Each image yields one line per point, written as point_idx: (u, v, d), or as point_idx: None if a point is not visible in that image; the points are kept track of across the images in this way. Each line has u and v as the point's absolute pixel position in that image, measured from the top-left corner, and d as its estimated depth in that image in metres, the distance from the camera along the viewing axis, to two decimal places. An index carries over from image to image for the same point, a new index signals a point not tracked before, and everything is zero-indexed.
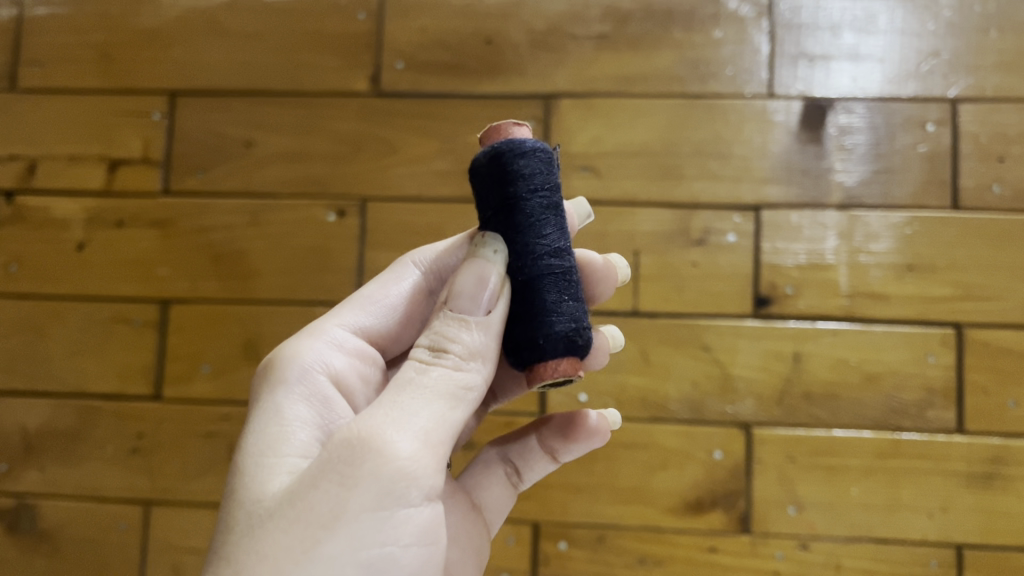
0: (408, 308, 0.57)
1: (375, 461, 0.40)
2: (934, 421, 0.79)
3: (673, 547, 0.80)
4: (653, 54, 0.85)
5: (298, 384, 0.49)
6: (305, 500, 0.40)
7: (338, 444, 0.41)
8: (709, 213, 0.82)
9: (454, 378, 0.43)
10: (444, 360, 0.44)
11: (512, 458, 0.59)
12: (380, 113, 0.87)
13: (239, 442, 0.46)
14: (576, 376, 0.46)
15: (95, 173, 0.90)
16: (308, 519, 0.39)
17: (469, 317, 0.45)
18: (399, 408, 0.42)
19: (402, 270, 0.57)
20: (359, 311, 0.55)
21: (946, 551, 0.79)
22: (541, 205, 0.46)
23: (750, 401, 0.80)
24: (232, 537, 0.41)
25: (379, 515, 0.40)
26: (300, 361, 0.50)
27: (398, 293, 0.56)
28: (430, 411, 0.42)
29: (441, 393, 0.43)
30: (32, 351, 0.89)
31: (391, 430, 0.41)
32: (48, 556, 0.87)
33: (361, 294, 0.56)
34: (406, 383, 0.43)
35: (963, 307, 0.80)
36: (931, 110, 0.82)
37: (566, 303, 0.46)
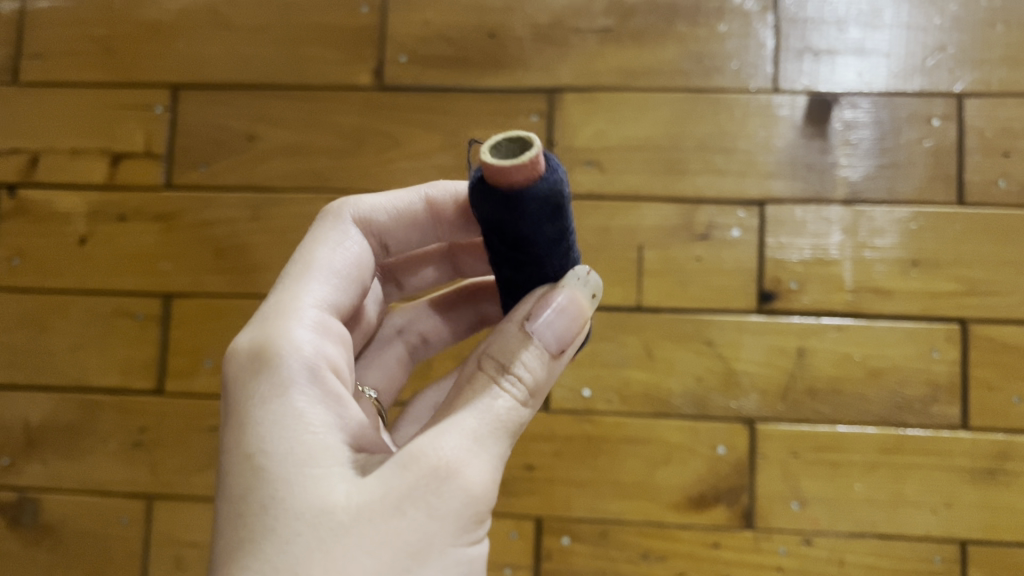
0: (361, 271, 0.52)
1: (461, 496, 0.39)
2: (938, 416, 0.79)
3: (676, 542, 0.80)
4: (657, 49, 0.85)
5: (309, 383, 0.43)
6: (390, 523, 0.38)
7: (425, 468, 0.39)
8: (713, 208, 0.82)
9: (520, 413, 0.43)
10: (517, 388, 0.43)
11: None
12: (383, 106, 0.86)
13: (267, 448, 0.40)
14: None
15: (97, 166, 0.90)
16: (395, 545, 0.37)
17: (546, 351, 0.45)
18: (479, 438, 0.41)
19: (348, 233, 0.53)
20: (324, 285, 0.49)
21: (950, 547, 0.78)
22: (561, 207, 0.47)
23: (754, 396, 0.80)
24: (298, 555, 0.36)
25: (458, 550, 0.39)
26: (301, 354, 0.44)
27: (349, 258, 0.51)
28: (500, 447, 0.42)
29: (509, 428, 0.43)
30: (34, 344, 0.88)
31: (475, 463, 0.40)
32: (50, 550, 0.87)
33: (318, 261, 0.50)
34: (487, 409, 0.42)
35: (967, 303, 0.80)
36: (936, 105, 0.82)
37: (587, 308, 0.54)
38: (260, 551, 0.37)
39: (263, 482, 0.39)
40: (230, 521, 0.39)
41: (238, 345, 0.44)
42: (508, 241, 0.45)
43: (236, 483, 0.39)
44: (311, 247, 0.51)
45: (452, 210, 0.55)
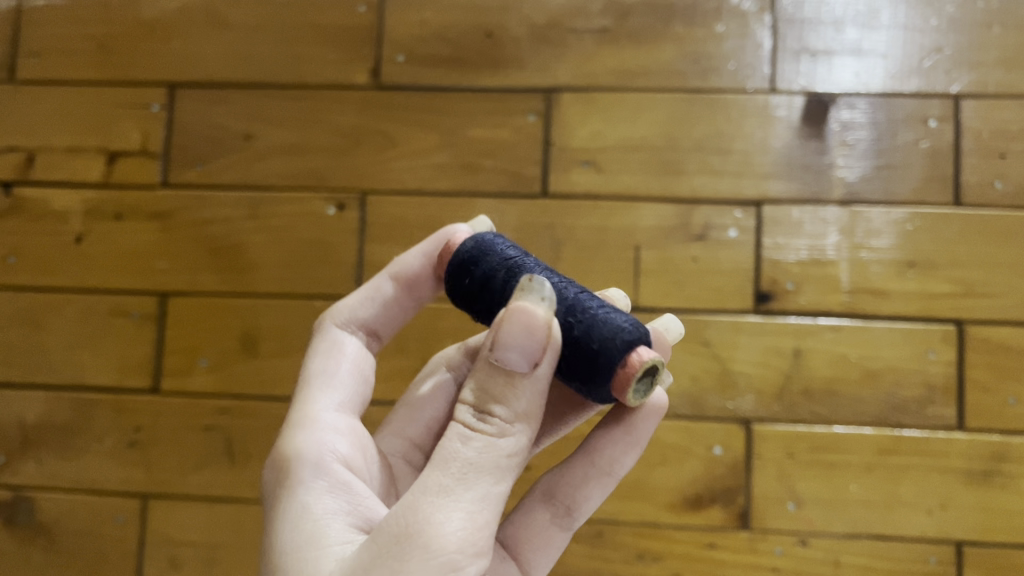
0: (361, 365, 0.56)
1: (426, 552, 0.39)
2: (934, 417, 0.79)
3: (671, 543, 0.80)
4: (655, 49, 0.85)
5: (316, 479, 0.48)
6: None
7: (387, 536, 0.40)
8: (710, 209, 0.82)
9: (495, 450, 0.42)
10: (488, 425, 0.43)
11: (560, 496, 0.53)
12: (380, 105, 0.86)
13: (273, 544, 0.45)
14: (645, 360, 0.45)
15: (94, 165, 0.90)
16: None
17: (516, 372, 0.43)
18: (446, 488, 0.41)
19: (338, 336, 0.57)
20: (329, 389, 0.53)
21: (945, 548, 0.79)
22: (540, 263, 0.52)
23: (750, 397, 0.80)
24: None
25: None
26: (309, 455, 0.49)
27: (344, 360, 0.55)
28: (477, 489, 0.41)
29: (484, 467, 0.42)
30: (29, 343, 0.88)
31: (441, 515, 0.40)
32: (45, 549, 0.87)
33: (315, 370, 0.55)
34: (450, 457, 0.42)
35: (963, 304, 0.80)
36: (933, 106, 0.82)
37: (607, 306, 0.48)
38: None
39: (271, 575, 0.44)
40: None
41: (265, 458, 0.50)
42: (475, 293, 0.51)
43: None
44: (310, 358, 0.56)
45: (419, 274, 0.60)
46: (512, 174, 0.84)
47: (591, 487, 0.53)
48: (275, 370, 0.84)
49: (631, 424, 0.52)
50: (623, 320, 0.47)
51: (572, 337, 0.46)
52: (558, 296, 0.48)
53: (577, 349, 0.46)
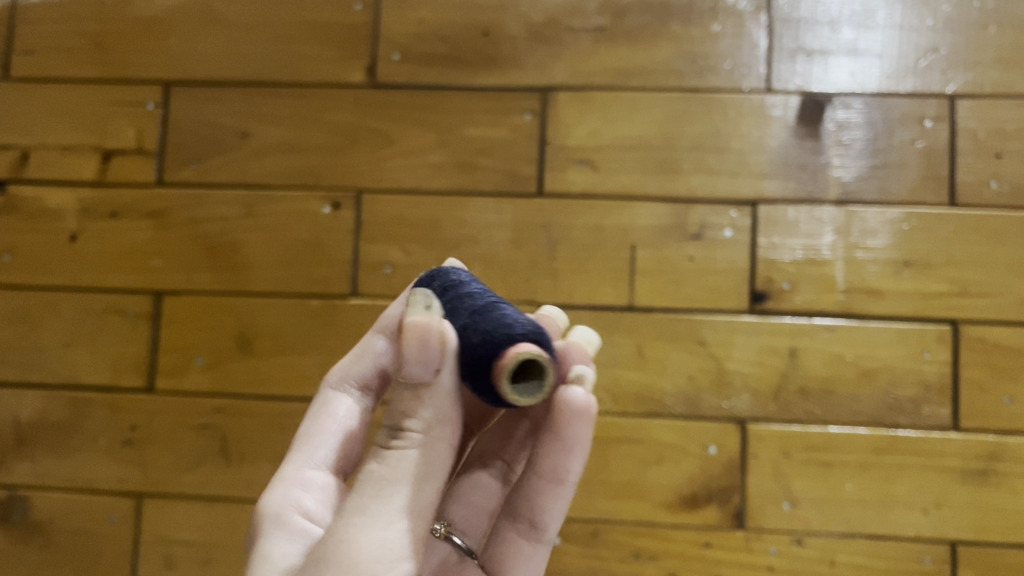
0: (348, 426, 0.57)
1: (342, 569, 0.40)
2: (929, 417, 0.79)
3: (667, 543, 0.80)
4: (651, 48, 0.84)
5: (277, 529, 0.50)
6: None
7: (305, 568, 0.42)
8: (705, 208, 0.82)
9: (408, 465, 0.42)
10: (402, 440, 0.42)
11: (523, 513, 0.51)
12: (376, 104, 0.86)
13: None
14: (518, 354, 0.40)
15: (88, 163, 0.89)
16: None
17: (420, 385, 0.41)
18: (358, 512, 0.42)
19: (329, 396, 0.58)
20: (310, 448, 0.56)
21: (940, 547, 0.79)
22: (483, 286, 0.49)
23: (745, 396, 0.80)
24: None
25: None
26: (273, 507, 0.52)
27: (326, 419, 0.57)
28: (393, 502, 0.42)
29: (398, 481, 0.42)
30: (23, 341, 0.88)
31: (354, 532, 0.41)
32: (39, 549, 0.86)
33: (302, 433, 0.57)
34: (365, 479, 0.42)
35: (959, 304, 0.80)
36: (929, 106, 0.82)
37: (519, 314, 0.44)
38: None
39: None
40: None
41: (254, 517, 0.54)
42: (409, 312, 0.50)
43: None
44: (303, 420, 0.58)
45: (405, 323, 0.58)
46: (509, 173, 0.84)
47: (549, 500, 0.50)
48: (270, 369, 0.84)
49: (561, 434, 0.48)
50: (521, 320, 0.42)
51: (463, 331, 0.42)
52: (469, 302, 0.45)
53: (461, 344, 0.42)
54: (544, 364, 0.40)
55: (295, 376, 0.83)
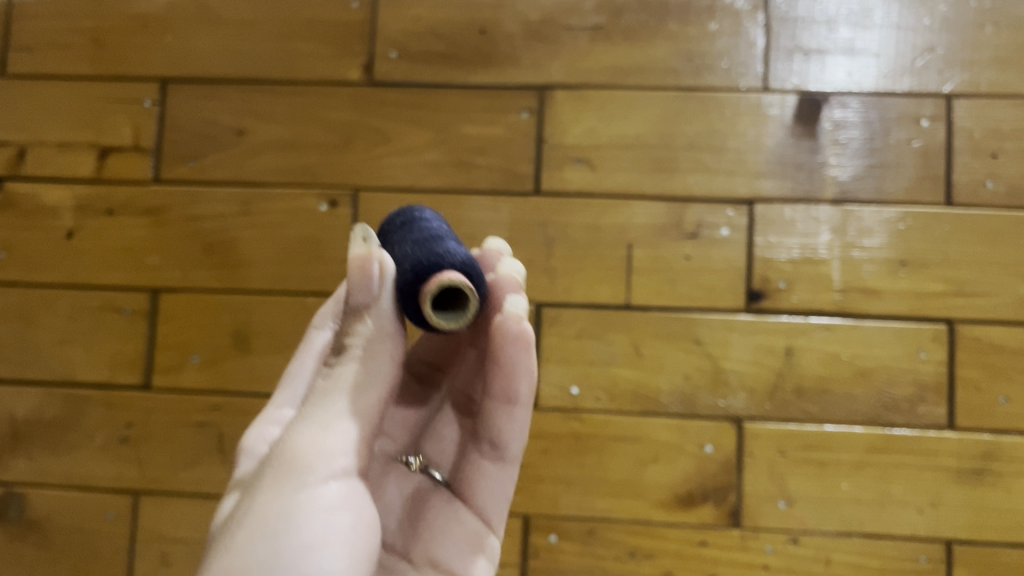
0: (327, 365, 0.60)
1: (280, 464, 0.46)
2: (925, 416, 0.79)
3: (663, 541, 0.80)
4: (648, 47, 0.84)
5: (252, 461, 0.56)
6: (231, 520, 0.46)
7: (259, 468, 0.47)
8: (702, 207, 0.82)
9: (347, 373, 0.47)
10: (344, 357, 0.47)
11: (484, 436, 0.57)
12: (373, 102, 0.86)
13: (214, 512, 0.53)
14: (439, 281, 0.45)
15: (85, 160, 0.89)
16: (230, 525, 0.46)
17: (360, 307, 0.46)
18: (303, 416, 0.47)
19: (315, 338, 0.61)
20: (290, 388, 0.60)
21: (936, 546, 0.79)
22: (440, 219, 0.54)
23: (741, 395, 0.80)
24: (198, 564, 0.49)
25: (287, 506, 0.44)
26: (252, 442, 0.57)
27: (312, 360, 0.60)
28: (331, 410, 0.46)
29: (338, 391, 0.47)
30: (19, 338, 0.88)
31: (296, 434, 0.46)
32: (35, 546, 0.86)
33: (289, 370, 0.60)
34: (314, 392, 0.48)
35: (955, 303, 0.80)
36: (925, 106, 0.82)
37: (459, 246, 0.49)
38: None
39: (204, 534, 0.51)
40: None
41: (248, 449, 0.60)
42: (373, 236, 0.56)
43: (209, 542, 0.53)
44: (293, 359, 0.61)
45: None
46: (506, 172, 0.84)
47: (505, 421, 0.56)
48: (267, 367, 0.84)
49: (503, 360, 0.53)
50: (454, 253, 0.47)
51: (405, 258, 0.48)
52: (420, 233, 0.50)
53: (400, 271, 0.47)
54: (466, 292, 0.45)
55: None
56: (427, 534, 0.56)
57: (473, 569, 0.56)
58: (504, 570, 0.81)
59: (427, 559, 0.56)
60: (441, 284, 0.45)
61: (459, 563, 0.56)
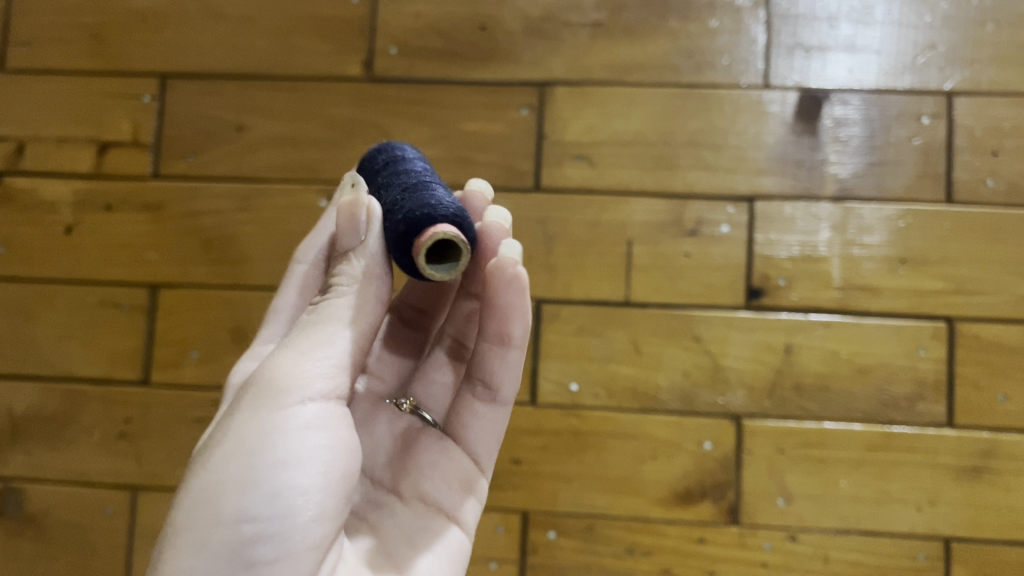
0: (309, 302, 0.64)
1: (258, 383, 0.47)
2: (924, 414, 0.79)
3: (661, 538, 0.80)
4: (649, 43, 0.84)
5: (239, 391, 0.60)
6: (209, 438, 0.47)
7: (238, 389, 0.48)
8: (702, 204, 0.82)
9: (333, 306, 0.48)
10: (329, 293, 0.49)
11: (477, 377, 0.57)
12: (372, 97, 0.86)
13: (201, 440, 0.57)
14: (433, 233, 0.45)
15: (84, 155, 0.89)
16: (208, 443, 0.47)
17: (349, 249, 0.49)
18: (284, 342, 0.48)
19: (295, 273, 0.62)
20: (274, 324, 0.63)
21: (934, 544, 0.79)
22: (421, 164, 0.54)
23: (741, 392, 0.80)
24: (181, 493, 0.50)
25: (262, 418, 0.45)
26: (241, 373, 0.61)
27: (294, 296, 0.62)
28: (311, 336, 0.47)
29: (320, 319, 0.48)
30: (18, 334, 0.88)
31: (275, 357, 0.47)
32: (34, 541, 0.86)
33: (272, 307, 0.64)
34: (298, 323, 0.49)
35: (955, 301, 0.80)
36: (926, 103, 0.82)
37: (446, 197, 0.49)
38: None
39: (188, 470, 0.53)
40: None
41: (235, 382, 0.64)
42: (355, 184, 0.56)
43: None
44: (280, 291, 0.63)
45: None
46: (505, 168, 0.84)
47: (498, 362, 0.56)
48: None
49: (497, 300, 0.52)
50: (445, 204, 0.47)
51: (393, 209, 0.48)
52: (404, 183, 0.50)
53: (392, 218, 0.47)
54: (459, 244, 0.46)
55: None
56: (416, 470, 0.56)
57: (462, 504, 0.57)
58: (503, 566, 0.81)
59: (415, 493, 0.56)
60: (437, 236, 0.45)
61: (446, 498, 0.56)
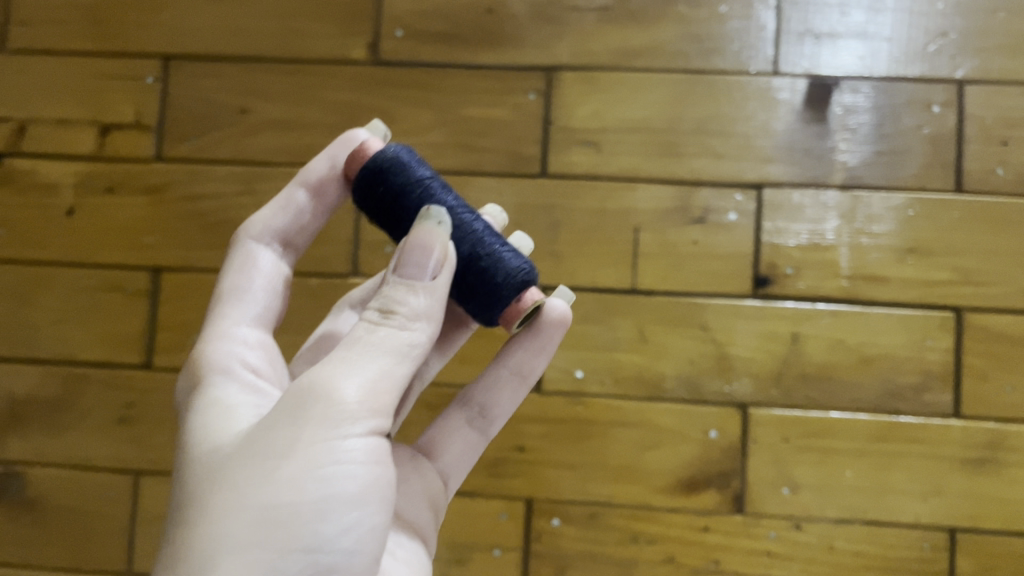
0: (273, 283, 0.61)
1: (321, 402, 0.44)
2: (930, 404, 0.79)
3: (665, 526, 0.80)
4: (657, 29, 0.83)
5: (228, 378, 0.53)
6: (261, 443, 0.45)
7: (292, 394, 0.45)
8: (710, 191, 0.81)
9: (397, 337, 0.46)
10: (391, 320, 0.46)
11: (476, 400, 0.62)
12: (378, 81, 0.85)
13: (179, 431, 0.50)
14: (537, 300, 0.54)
15: (85, 137, 0.88)
16: (262, 453, 0.44)
17: (416, 282, 0.47)
18: (344, 360, 0.45)
19: (258, 259, 0.61)
20: (239, 306, 0.59)
21: (938, 534, 0.79)
22: (447, 189, 0.56)
23: (746, 381, 0.80)
24: (190, 482, 0.46)
25: (331, 444, 0.44)
26: (219, 361, 0.54)
27: (260, 280, 0.60)
28: (377, 366, 0.45)
29: (385, 350, 0.46)
30: (19, 317, 0.87)
31: (338, 378, 0.45)
32: (34, 525, 0.86)
33: (228, 289, 0.59)
34: (353, 341, 0.46)
35: (962, 291, 0.80)
36: (936, 92, 0.81)
37: (506, 246, 0.55)
38: (176, 496, 0.47)
39: (181, 454, 0.48)
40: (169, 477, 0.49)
41: (182, 373, 0.56)
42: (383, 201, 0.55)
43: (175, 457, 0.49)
44: (227, 278, 0.60)
45: (324, 178, 0.63)
46: (511, 154, 0.83)
47: (504, 391, 0.62)
48: None
49: (536, 334, 0.61)
50: (522, 263, 0.54)
51: (481, 266, 0.53)
52: (468, 229, 0.54)
53: (482, 278, 0.53)
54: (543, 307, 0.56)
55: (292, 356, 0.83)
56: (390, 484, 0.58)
57: (423, 520, 0.59)
58: (506, 553, 0.81)
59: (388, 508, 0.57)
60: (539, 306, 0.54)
61: (415, 514, 0.59)
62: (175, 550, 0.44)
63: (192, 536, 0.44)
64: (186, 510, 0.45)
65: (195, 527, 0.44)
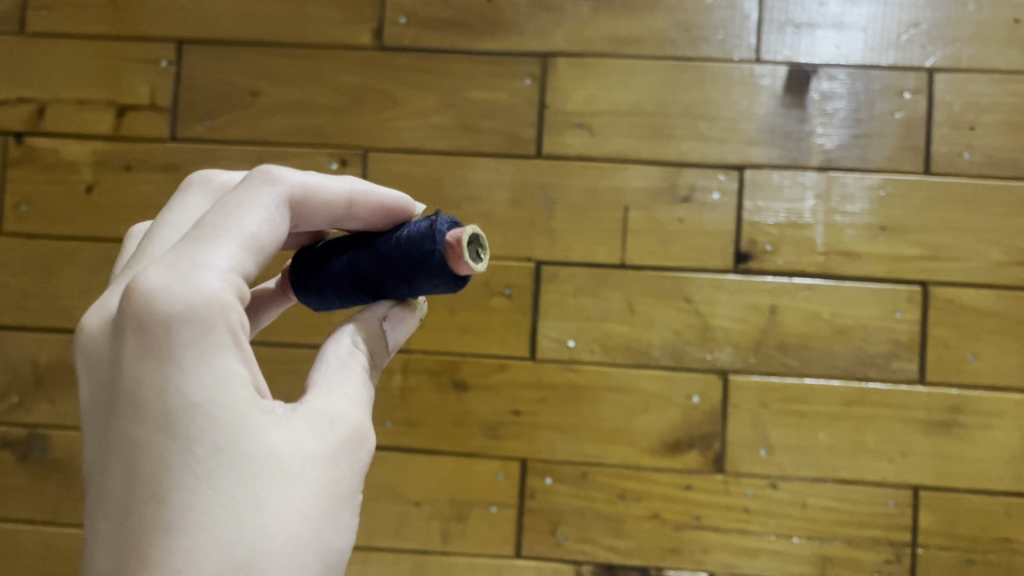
0: (273, 252, 0.45)
1: (366, 451, 0.46)
2: (898, 371, 0.85)
3: (651, 484, 0.86)
4: (648, 17, 0.88)
5: (241, 349, 0.40)
6: (327, 474, 0.42)
7: (348, 429, 0.44)
8: (696, 171, 0.87)
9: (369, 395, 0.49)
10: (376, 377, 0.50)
11: None
12: (382, 65, 0.90)
13: (192, 399, 0.39)
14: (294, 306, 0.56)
15: (103, 117, 0.93)
16: (333, 490, 0.42)
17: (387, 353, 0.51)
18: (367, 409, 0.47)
19: (277, 202, 0.45)
20: (240, 253, 0.42)
21: (903, 492, 0.85)
22: None
23: (728, 349, 0.86)
24: (247, 486, 0.39)
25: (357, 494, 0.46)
26: (231, 317, 0.40)
27: (270, 233, 0.44)
28: None
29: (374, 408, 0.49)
30: (41, 289, 0.92)
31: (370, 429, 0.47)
32: (59, 485, 0.91)
33: (239, 227, 0.43)
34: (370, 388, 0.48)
35: (929, 266, 0.85)
36: (908, 79, 0.87)
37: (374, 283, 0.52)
38: (215, 494, 0.38)
39: (207, 440, 0.39)
40: (173, 454, 0.38)
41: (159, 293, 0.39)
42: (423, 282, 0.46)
43: (186, 430, 0.38)
44: (232, 209, 0.44)
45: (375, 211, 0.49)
46: (509, 136, 0.88)
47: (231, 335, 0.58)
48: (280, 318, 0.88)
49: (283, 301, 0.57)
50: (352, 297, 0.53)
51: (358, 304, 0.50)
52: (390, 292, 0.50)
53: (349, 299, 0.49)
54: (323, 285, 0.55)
55: (303, 326, 0.88)
56: None
57: None
58: (502, 510, 0.87)
59: None
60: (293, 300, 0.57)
61: None
62: (242, 567, 0.38)
63: (267, 551, 0.39)
64: (249, 524, 0.39)
65: (270, 542, 0.39)
